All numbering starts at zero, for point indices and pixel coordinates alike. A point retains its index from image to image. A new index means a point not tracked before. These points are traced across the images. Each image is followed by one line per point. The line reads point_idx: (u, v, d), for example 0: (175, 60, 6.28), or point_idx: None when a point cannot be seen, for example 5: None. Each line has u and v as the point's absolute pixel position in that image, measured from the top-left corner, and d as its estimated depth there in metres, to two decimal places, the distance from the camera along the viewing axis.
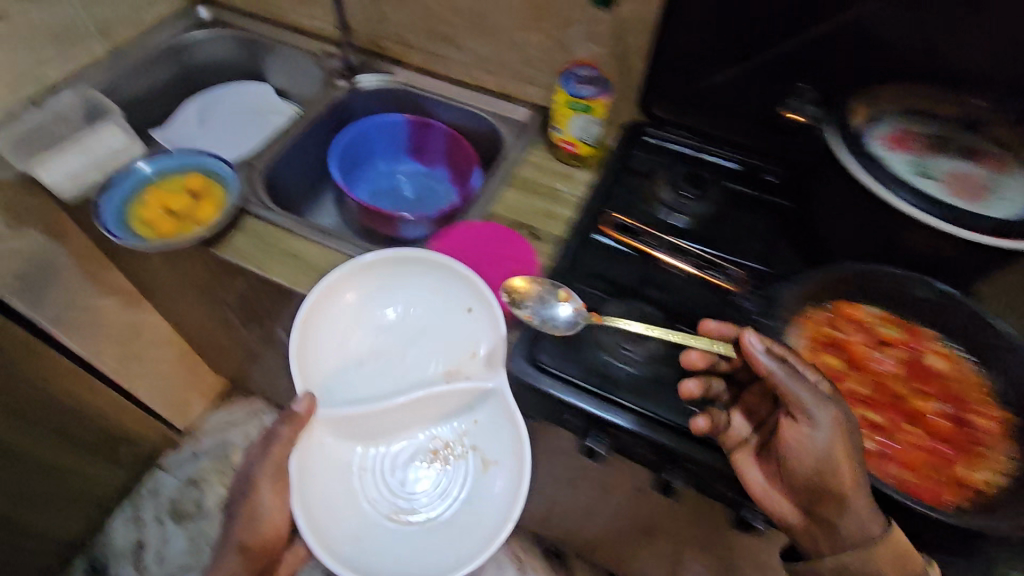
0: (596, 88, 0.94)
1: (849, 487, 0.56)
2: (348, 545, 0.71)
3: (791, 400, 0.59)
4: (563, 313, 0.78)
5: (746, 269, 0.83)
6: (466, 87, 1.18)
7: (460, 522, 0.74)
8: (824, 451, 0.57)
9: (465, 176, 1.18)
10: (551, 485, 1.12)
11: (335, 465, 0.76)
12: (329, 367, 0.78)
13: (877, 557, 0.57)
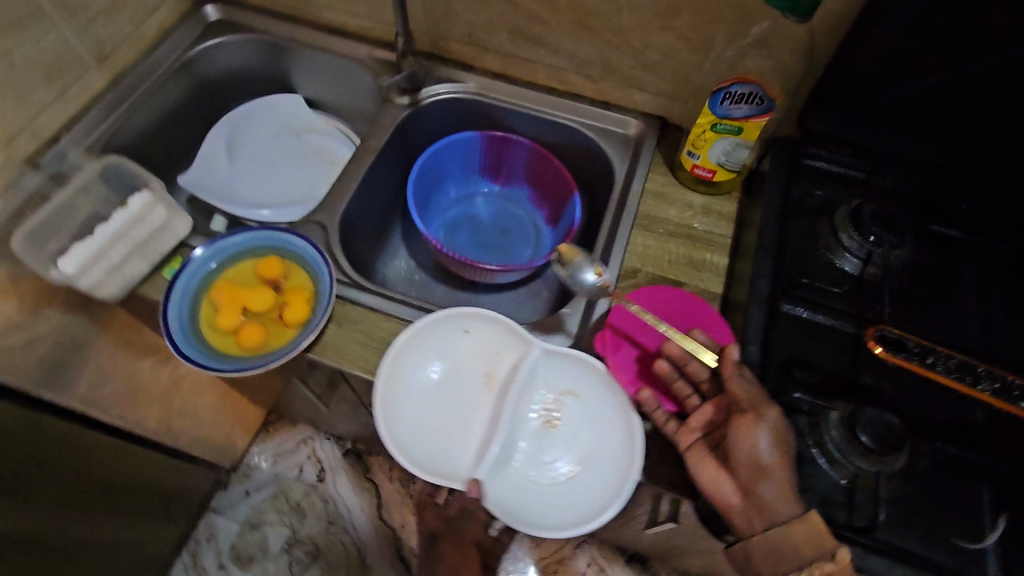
0: (753, 107, 0.75)
1: (772, 471, 0.56)
2: (573, 514, 0.66)
3: (740, 397, 0.59)
4: (588, 279, 0.74)
5: (965, 338, 0.67)
6: (555, 95, 0.97)
7: (601, 447, 0.69)
8: (767, 441, 0.57)
9: (560, 202, 1.00)
10: (686, 537, 1.02)
11: (515, 490, 0.68)
12: (427, 455, 0.68)
13: (793, 535, 0.55)
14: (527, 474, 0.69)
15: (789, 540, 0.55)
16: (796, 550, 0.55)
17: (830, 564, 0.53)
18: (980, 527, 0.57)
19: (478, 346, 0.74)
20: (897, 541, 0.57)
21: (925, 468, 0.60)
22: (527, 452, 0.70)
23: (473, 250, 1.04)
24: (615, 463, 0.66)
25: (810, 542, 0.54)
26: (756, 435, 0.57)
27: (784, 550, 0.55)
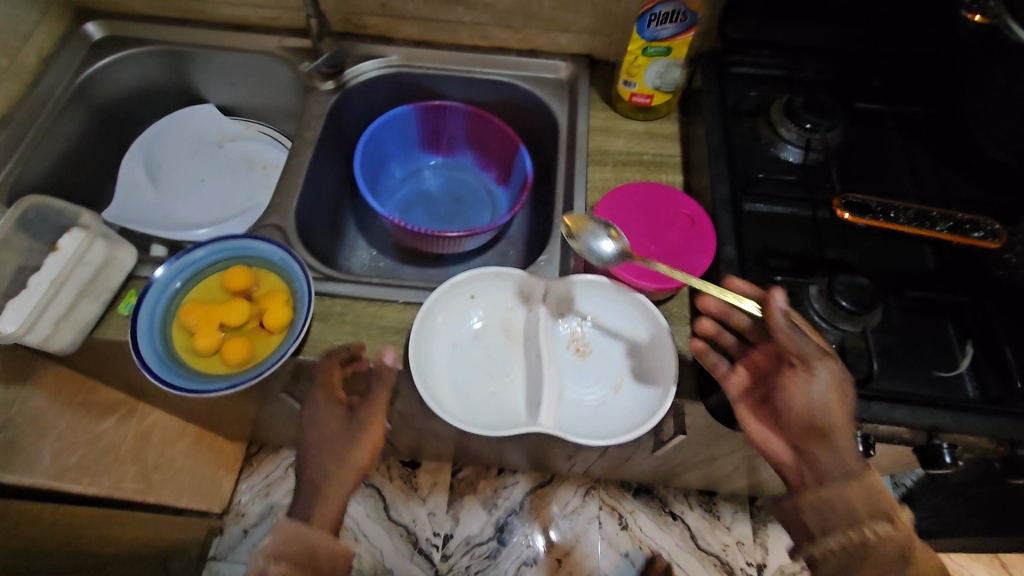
0: (677, 25, 0.78)
1: (829, 427, 0.55)
2: (636, 417, 0.63)
3: (790, 346, 0.57)
4: (608, 248, 0.68)
5: (903, 197, 0.73)
6: (480, 53, 0.97)
7: (636, 354, 0.68)
8: (822, 395, 0.55)
9: (506, 158, 1.01)
10: (694, 453, 1.06)
11: (576, 420, 0.65)
12: (480, 420, 0.64)
13: (849, 496, 0.53)
14: (580, 405, 0.66)
15: (849, 503, 0.54)
16: (850, 510, 0.54)
17: (890, 528, 0.53)
18: (950, 355, 0.64)
19: (488, 305, 0.71)
20: (886, 384, 0.62)
21: (896, 318, 0.66)
22: (572, 387, 0.67)
23: (431, 223, 1.03)
24: (654, 363, 0.66)
25: (869, 504, 0.53)
26: (809, 388, 0.56)
27: (835, 511, 0.54)
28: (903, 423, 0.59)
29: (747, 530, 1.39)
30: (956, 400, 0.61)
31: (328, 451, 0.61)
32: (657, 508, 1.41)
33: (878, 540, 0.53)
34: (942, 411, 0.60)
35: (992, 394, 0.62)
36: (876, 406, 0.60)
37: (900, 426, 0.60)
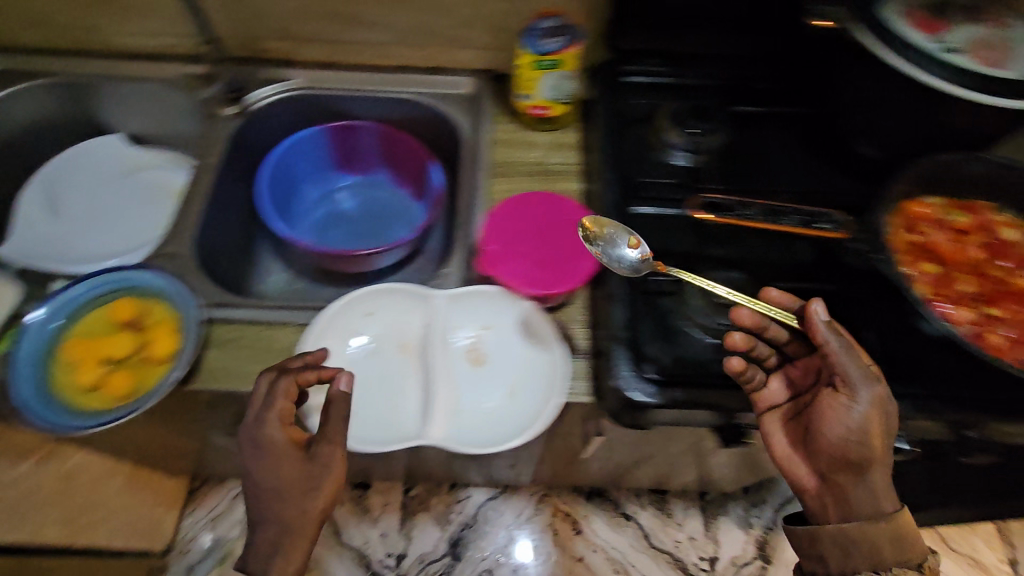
0: (563, 38, 0.81)
1: (864, 459, 0.53)
2: (527, 421, 0.64)
3: (836, 366, 0.54)
4: (630, 256, 0.68)
5: (782, 195, 0.77)
6: (385, 72, 0.98)
7: (530, 358, 0.69)
8: (861, 428, 0.52)
9: (418, 175, 1.02)
10: (629, 457, 1.06)
11: (470, 429, 0.66)
12: (375, 435, 0.65)
13: (880, 538, 0.53)
14: (476, 413, 0.67)
15: (880, 545, 0.53)
16: (876, 554, 0.53)
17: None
18: None
19: (385, 319, 0.72)
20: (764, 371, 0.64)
21: None
22: (468, 395, 0.68)
23: (345, 243, 1.03)
24: (546, 366, 0.67)
25: (900, 546, 0.53)
26: (847, 414, 0.53)
27: (857, 550, 0.53)
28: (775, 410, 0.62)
29: (699, 524, 1.25)
30: None
31: (283, 505, 0.55)
32: (608, 511, 1.25)
33: None
34: None
35: None
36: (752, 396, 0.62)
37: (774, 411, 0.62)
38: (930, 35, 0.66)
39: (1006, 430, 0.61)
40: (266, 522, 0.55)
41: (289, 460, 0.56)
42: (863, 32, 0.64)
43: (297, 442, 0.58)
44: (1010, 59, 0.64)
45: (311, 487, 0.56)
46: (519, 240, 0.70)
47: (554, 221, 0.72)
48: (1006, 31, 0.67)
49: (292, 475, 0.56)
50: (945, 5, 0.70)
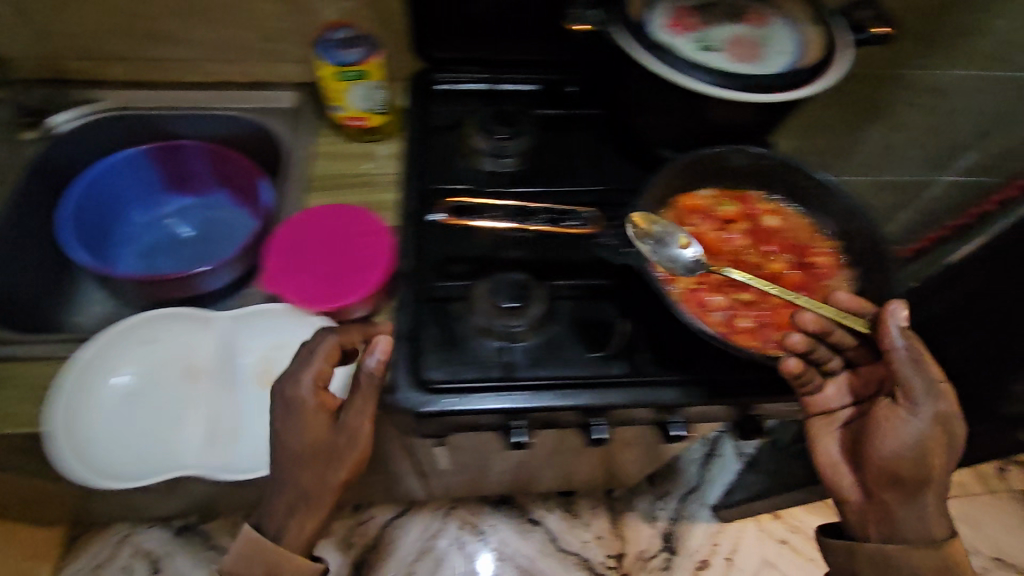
0: (362, 48, 0.80)
1: (925, 477, 0.53)
2: None
3: (899, 378, 0.53)
4: (689, 255, 0.64)
5: (583, 194, 0.77)
6: (203, 88, 0.94)
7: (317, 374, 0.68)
8: (919, 444, 0.52)
9: (250, 193, 0.98)
10: (499, 464, 1.05)
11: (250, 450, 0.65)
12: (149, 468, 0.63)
13: (926, 561, 0.53)
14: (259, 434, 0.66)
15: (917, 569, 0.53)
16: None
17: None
18: (607, 334, 0.67)
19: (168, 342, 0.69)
20: (545, 370, 0.64)
21: (558, 304, 0.69)
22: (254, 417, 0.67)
23: (178, 264, 0.99)
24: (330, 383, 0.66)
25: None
26: (906, 430, 0.53)
27: (902, 572, 0.54)
28: (545, 406, 0.62)
29: (606, 522, 1.35)
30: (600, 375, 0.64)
31: (305, 473, 0.56)
32: (518, 517, 1.36)
33: None
34: (583, 390, 0.63)
35: (646, 367, 0.64)
36: (529, 397, 0.62)
37: (549, 409, 0.63)
38: (686, 36, 0.69)
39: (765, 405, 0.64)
40: (280, 489, 0.56)
41: (316, 422, 0.57)
42: (622, 37, 0.66)
43: (329, 407, 0.58)
44: (760, 56, 0.68)
45: (331, 459, 0.56)
46: (301, 257, 0.69)
47: (344, 234, 0.70)
48: (764, 29, 0.70)
49: (321, 439, 0.56)
50: (710, 7, 0.73)
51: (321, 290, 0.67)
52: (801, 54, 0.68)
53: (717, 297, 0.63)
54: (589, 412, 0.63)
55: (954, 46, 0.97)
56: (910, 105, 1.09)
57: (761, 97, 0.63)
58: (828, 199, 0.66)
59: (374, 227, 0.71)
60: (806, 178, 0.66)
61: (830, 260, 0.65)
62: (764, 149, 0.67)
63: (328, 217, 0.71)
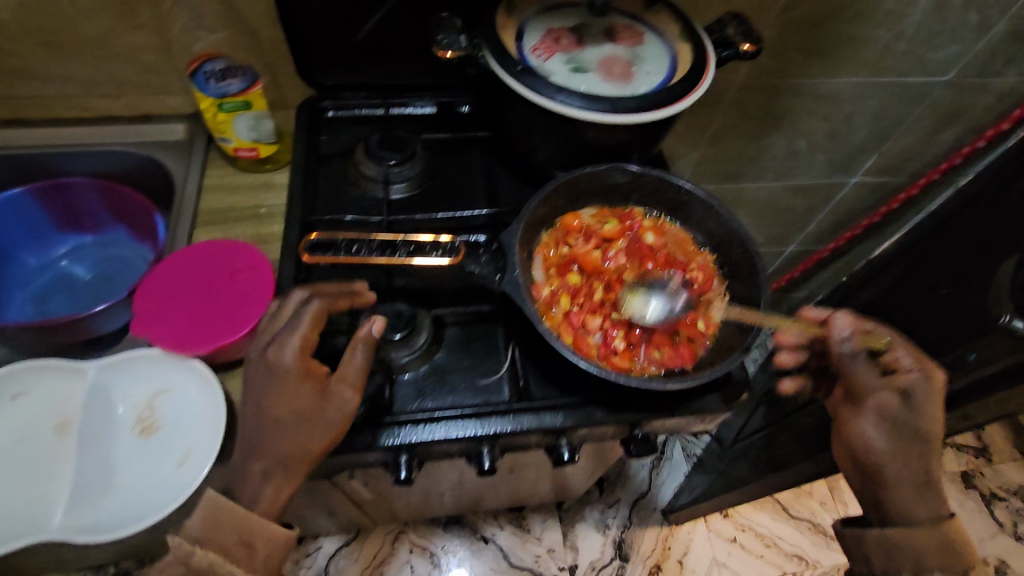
0: (240, 79, 0.78)
1: (908, 456, 0.62)
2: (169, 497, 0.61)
3: (851, 377, 0.66)
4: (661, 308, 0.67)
5: (472, 219, 0.75)
6: (90, 125, 0.91)
7: (190, 425, 0.64)
8: (881, 430, 0.63)
9: (148, 228, 0.95)
10: (432, 491, 1.03)
11: (118, 510, 0.62)
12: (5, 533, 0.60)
13: (917, 541, 0.61)
14: (129, 491, 0.63)
15: (912, 546, 0.62)
16: (913, 551, 0.62)
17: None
18: (496, 359, 0.66)
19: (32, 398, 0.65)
20: (432, 401, 0.63)
21: (447, 330, 0.68)
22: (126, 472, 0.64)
23: (72, 306, 0.94)
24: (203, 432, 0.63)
25: (941, 552, 0.61)
26: (862, 418, 0.64)
27: (904, 550, 0.62)
28: (433, 440, 0.60)
29: (558, 535, 1.34)
30: (491, 403, 0.63)
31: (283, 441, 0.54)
32: (469, 536, 1.33)
33: None
34: (472, 420, 0.61)
35: (534, 391, 0.64)
36: (414, 430, 0.60)
37: (439, 443, 0.60)
38: (558, 58, 0.69)
39: (656, 422, 0.64)
40: (256, 453, 0.56)
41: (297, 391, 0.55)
42: (492, 60, 0.65)
43: (316, 375, 0.56)
44: (631, 75, 0.68)
45: (312, 423, 0.55)
46: (177, 297, 0.64)
47: (220, 272, 0.67)
48: (637, 49, 0.71)
49: (305, 406, 0.55)
50: (585, 27, 0.72)
51: (197, 331, 0.63)
52: (671, 73, 0.68)
53: (598, 319, 0.64)
54: (480, 442, 0.62)
55: (839, 56, 1.00)
56: (809, 113, 1.13)
57: (626, 117, 0.63)
58: (700, 213, 0.69)
59: (258, 262, 0.68)
60: (678, 192, 0.69)
61: (704, 267, 0.70)
62: (637, 167, 0.70)
63: (212, 253, 0.68)
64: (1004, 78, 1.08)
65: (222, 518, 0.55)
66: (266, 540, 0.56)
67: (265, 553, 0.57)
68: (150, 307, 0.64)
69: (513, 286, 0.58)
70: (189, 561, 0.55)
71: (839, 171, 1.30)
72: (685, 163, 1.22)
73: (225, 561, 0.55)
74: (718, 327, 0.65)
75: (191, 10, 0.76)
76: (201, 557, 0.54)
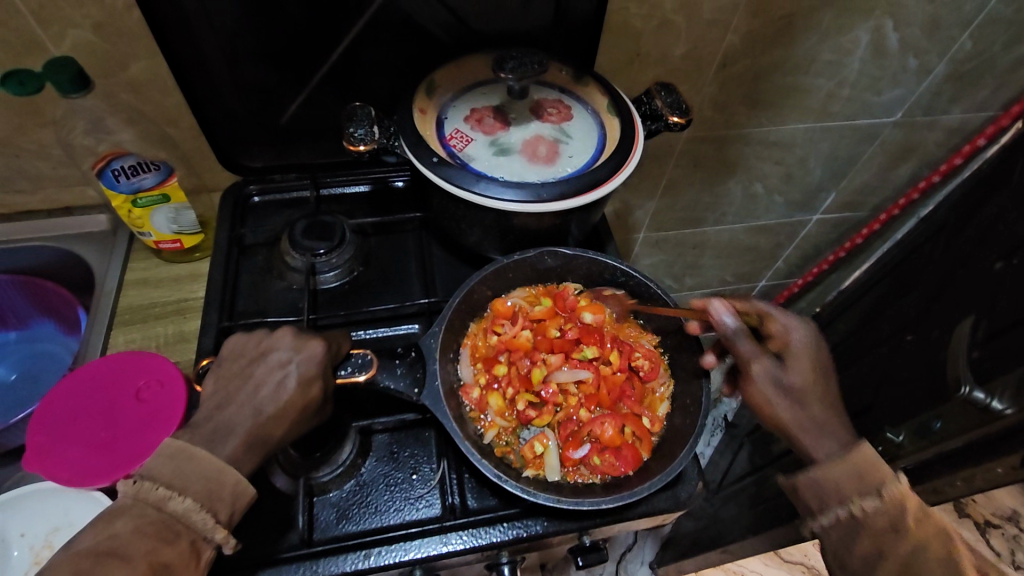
0: (154, 173, 0.75)
1: (802, 407, 0.58)
2: None
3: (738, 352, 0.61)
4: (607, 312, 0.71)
5: (408, 309, 0.72)
6: (5, 221, 0.84)
7: None
8: (774, 386, 0.59)
9: (73, 326, 0.88)
10: None
11: None
12: None
13: (837, 474, 0.54)
14: None
15: (833, 474, 0.53)
16: (836, 486, 0.54)
17: (877, 500, 0.52)
18: (427, 469, 0.62)
19: None
20: (359, 524, 0.58)
21: (376, 437, 0.63)
22: None
23: None
24: None
25: (855, 478, 0.53)
26: (757, 386, 0.59)
27: (831, 487, 0.54)
28: (360, 570, 0.55)
29: None
30: (425, 519, 0.58)
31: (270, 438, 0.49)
32: None
33: (869, 512, 0.52)
34: (403, 542, 0.56)
35: (469, 503, 0.60)
36: (336, 560, 0.55)
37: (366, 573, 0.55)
38: (480, 140, 0.66)
39: (601, 528, 0.59)
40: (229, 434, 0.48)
41: (285, 402, 0.50)
42: (407, 150, 0.62)
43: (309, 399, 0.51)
44: (556, 155, 0.65)
45: (305, 420, 0.52)
46: (74, 425, 0.59)
47: (127, 388, 0.61)
48: (563, 125, 0.68)
49: (295, 408, 0.51)
50: (508, 104, 0.69)
51: (93, 462, 0.57)
52: (598, 150, 0.65)
53: (533, 419, 0.63)
54: (412, 568, 0.56)
55: (786, 104, 0.98)
56: (762, 159, 1.10)
57: (549, 206, 0.61)
58: (637, 294, 0.69)
59: (164, 373, 0.62)
60: (618, 274, 0.68)
61: (648, 351, 0.68)
62: (572, 249, 0.68)
63: (119, 366, 0.63)
64: (951, 115, 1.08)
65: (198, 460, 0.45)
66: (240, 497, 0.46)
67: (238, 511, 0.46)
68: (46, 440, 0.58)
69: (435, 401, 0.56)
70: (162, 507, 0.43)
71: (799, 210, 1.27)
72: (642, 214, 1.18)
73: (204, 510, 0.44)
74: (663, 420, 0.64)
75: (101, 105, 0.72)
76: (177, 502, 0.43)
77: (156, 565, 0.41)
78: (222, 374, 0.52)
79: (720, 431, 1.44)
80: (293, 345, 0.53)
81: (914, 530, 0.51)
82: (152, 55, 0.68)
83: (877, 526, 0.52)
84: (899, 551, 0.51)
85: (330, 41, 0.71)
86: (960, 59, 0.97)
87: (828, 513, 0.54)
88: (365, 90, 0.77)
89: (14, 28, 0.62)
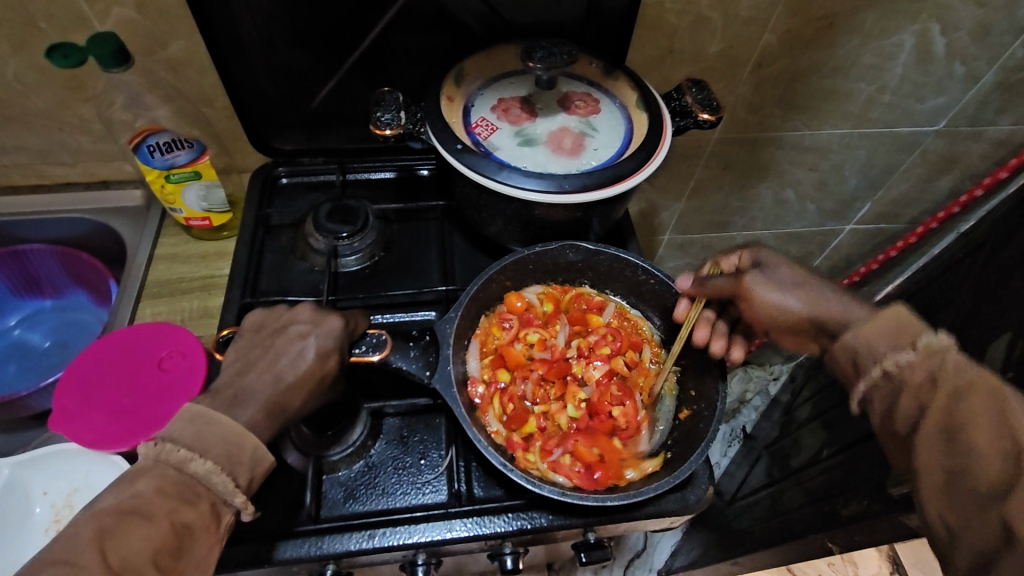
0: (188, 150, 0.77)
1: (809, 294, 0.55)
2: None
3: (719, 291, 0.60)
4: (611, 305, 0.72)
5: (424, 295, 0.72)
6: (47, 192, 0.88)
7: None
8: (774, 290, 0.57)
9: (104, 296, 0.91)
10: None
11: None
12: None
13: (869, 334, 0.49)
14: None
15: (860, 338, 0.50)
16: (870, 346, 0.49)
17: (911, 353, 0.46)
18: (435, 455, 0.62)
19: None
20: (366, 505, 0.58)
21: (387, 421, 0.64)
22: None
23: (18, 382, 0.88)
24: None
25: (889, 334, 0.48)
26: (765, 300, 0.57)
27: (863, 342, 0.50)
28: (366, 549, 0.55)
29: None
30: (432, 505, 0.58)
31: (286, 413, 0.50)
32: None
33: (903, 368, 0.47)
34: (411, 525, 0.56)
35: (475, 491, 0.60)
36: (341, 537, 0.55)
37: (372, 552, 0.55)
38: (505, 129, 0.66)
39: (607, 526, 0.59)
40: (243, 402, 0.48)
41: (302, 376, 0.50)
42: (433, 136, 0.63)
43: (324, 373, 0.52)
44: (581, 148, 0.65)
45: (320, 393, 0.52)
46: (100, 392, 0.61)
47: (152, 356, 0.63)
48: (589, 118, 0.67)
49: (311, 383, 0.51)
50: (536, 96, 0.69)
51: (116, 426, 0.59)
52: (625, 144, 0.65)
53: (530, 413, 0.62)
54: (416, 551, 0.56)
55: (824, 108, 0.96)
56: (795, 164, 1.07)
57: (573, 197, 0.60)
58: (655, 291, 0.68)
59: (189, 345, 0.64)
60: (638, 271, 0.67)
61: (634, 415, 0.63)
62: (593, 243, 0.67)
63: (144, 337, 0.64)
64: (999, 127, 1.03)
65: (219, 424, 0.45)
66: (259, 464, 0.46)
67: (256, 476, 0.47)
68: (73, 403, 0.60)
69: (446, 385, 0.56)
70: (183, 468, 0.43)
71: (832, 219, 1.24)
72: (668, 214, 1.17)
73: (224, 473, 0.44)
74: (628, 480, 0.58)
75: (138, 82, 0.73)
76: (198, 464, 0.43)
77: (177, 525, 0.41)
78: (243, 345, 0.53)
79: (738, 441, 1.39)
80: (312, 320, 0.54)
81: (958, 382, 0.44)
82: (193, 33, 0.69)
83: (914, 381, 0.46)
84: (934, 403, 0.45)
85: (364, 26, 0.71)
86: (1012, 68, 0.93)
87: (866, 378, 0.49)
88: (394, 75, 0.77)
89: (63, 3, 0.65)
